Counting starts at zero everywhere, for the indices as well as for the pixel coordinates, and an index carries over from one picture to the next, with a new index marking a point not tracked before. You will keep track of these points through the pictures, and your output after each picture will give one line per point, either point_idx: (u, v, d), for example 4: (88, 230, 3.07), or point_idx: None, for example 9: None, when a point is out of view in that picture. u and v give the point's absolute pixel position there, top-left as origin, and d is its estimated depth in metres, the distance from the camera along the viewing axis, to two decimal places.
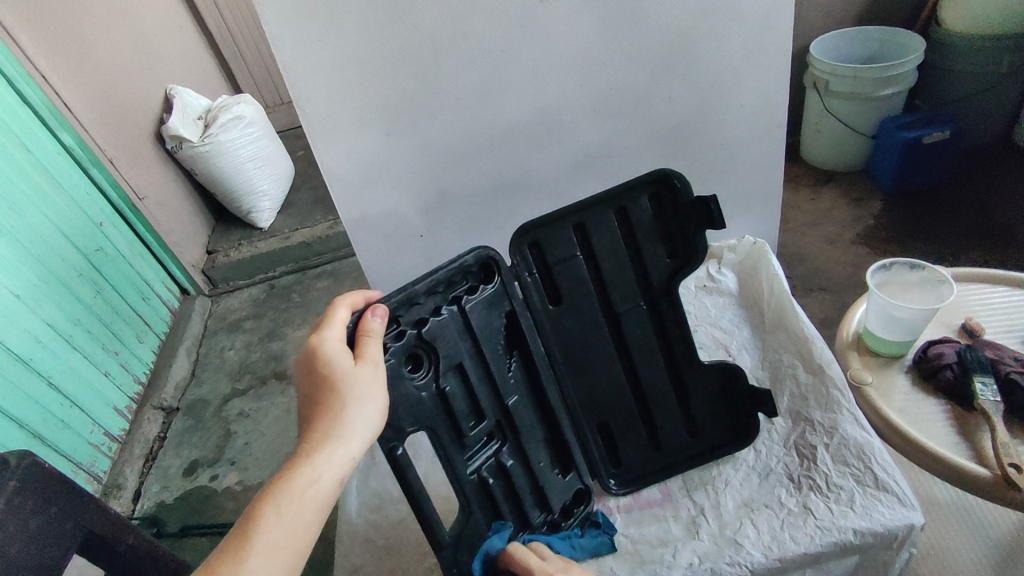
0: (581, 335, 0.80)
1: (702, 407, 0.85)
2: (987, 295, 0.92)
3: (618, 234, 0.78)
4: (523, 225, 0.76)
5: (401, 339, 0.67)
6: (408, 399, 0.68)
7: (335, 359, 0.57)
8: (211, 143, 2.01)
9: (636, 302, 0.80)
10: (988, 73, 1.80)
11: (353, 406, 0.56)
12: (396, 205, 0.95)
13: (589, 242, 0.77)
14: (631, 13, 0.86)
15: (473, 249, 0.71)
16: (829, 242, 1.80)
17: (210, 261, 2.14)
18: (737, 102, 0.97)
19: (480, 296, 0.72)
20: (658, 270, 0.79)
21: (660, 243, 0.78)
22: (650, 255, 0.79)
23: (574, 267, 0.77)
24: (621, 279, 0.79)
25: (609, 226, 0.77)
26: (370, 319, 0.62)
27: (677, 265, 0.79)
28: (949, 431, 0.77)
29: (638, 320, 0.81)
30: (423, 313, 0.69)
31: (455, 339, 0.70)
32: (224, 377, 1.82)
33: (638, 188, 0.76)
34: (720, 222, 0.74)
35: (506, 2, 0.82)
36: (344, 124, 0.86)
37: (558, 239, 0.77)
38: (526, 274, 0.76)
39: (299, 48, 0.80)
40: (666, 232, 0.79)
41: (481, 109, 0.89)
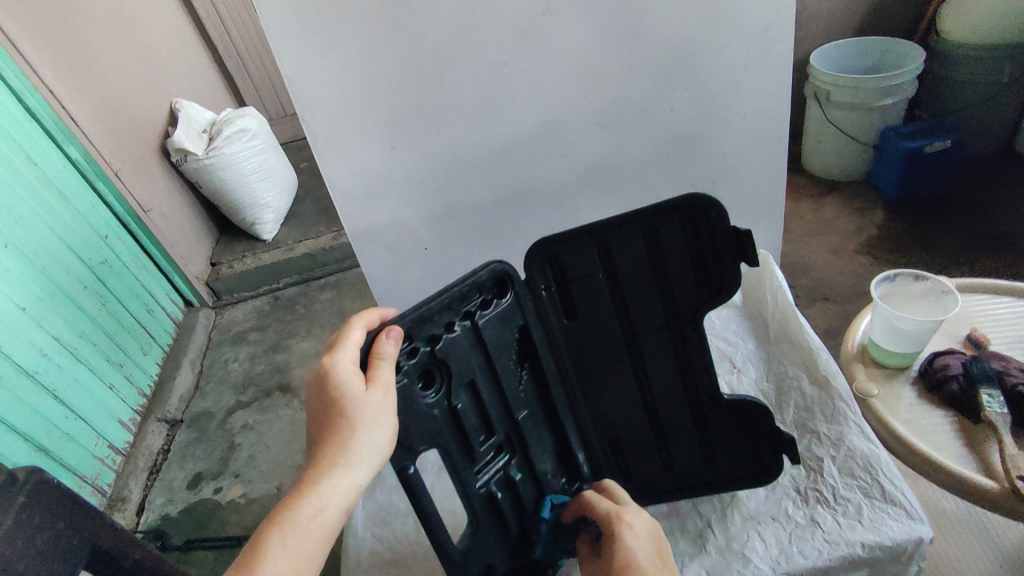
0: (594, 350, 0.80)
1: (723, 433, 0.81)
2: (992, 306, 0.92)
3: (643, 255, 0.74)
4: (543, 238, 0.75)
5: (414, 356, 0.66)
6: (419, 416, 0.67)
7: (346, 384, 0.56)
8: (215, 156, 2.03)
9: (657, 325, 0.78)
10: (989, 82, 1.81)
11: (361, 434, 0.55)
12: (401, 219, 0.96)
13: (611, 261, 0.75)
14: (632, 27, 0.87)
15: (488, 265, 0.70)
16: (832, 251, 1.80)
17: (214, 273, 2.14)
18: (738, 114, 0.98)
19: (493, 311, 0.72)
20: (685, 295, 0.76)
21: (690, 270, 0.74)
22: (678, 279, 0.75)
23: (593, 284, 0.76)
24: (642, 299, 0.77)
25: (634, 247, 0.74)
26: (384, 342, 0.61)
27: (707, 293, 0.74)
28: (956, 443, 0.77)
29: (659, 342, 0.79)
30: (437, 329, 0.68)
31: (468, 355, 0.70)
32: (228, 389, 1.82)
33: (670, 211, 0.71)
34: (755, 260, 0.68)
35: (510, 18, 0.83)
36: (350, 139, 0.87)
37: (578, 255, 0.75)
38: (542, 288, 0.76)
39: (304, 64, 0.81)
40: (699, 258, 0.74)
41: (485, 123, 0.90)
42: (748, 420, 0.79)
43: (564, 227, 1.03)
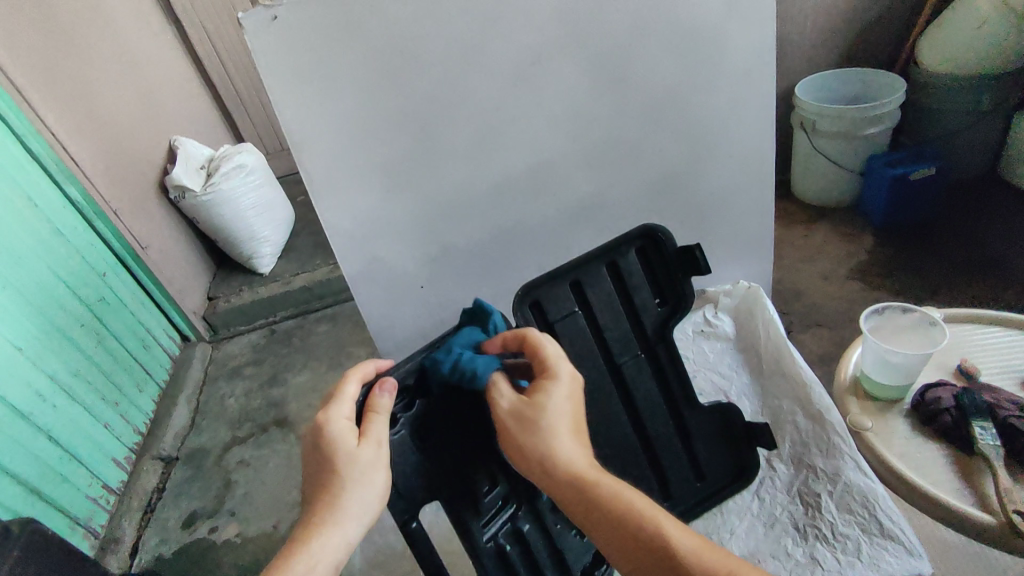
0: (586, 389, 0.81)
1: (710, 455, 0.86)
2: (979, 335, 0.94)
3: (611, 287, 0.81)
4: (523, 286, 0.77)
5: (411, 407, 0.71)
6: (421, 468, 0.71)
7: (339, 439, 0.57)
8: (212, 193, 2.05)
9: (635, 353, 0.83)
10: (970, 111, 1.85)
11: (352, 490, 0.56)
12: (397, 260, 0.97)
13: (586, 298, 0.80)
14: (620, 71, 0.90)
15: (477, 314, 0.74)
16: (824, 277, 1.83)
17: (211, 307, 2.15)
18: (725, 151, 1.01)
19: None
20: (651, 318, 0.83)
21: (651, 293, 0.82)
22: (645, 305, 0.82)
23: (574, 322, 0.80)
24: (619, 330, 0.82)
25: (603, 281, 0.81)
26: (378, 395, 0.62)
27: (668, 311, 0.83)
28: (951, 475, 0.78)
29: (638, 369, 0.83)
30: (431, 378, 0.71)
31: (465, 405, 0.74)
32: (224, 425, 1.81)
33: (628, 240, 0.81)
34: (705, 270, 0.78)
35: (500, 65, 0.86)
36: (345, 183, 0.89)
37: (555, 297, 0.79)
38: (530, 333, 0.78)
39: (301, 112, 0.82)
40: (656, 281, 0.83)
41: (477, 165, 0.93)
42: (730, 432, 0.86)
43: (558, 262, 1.05)
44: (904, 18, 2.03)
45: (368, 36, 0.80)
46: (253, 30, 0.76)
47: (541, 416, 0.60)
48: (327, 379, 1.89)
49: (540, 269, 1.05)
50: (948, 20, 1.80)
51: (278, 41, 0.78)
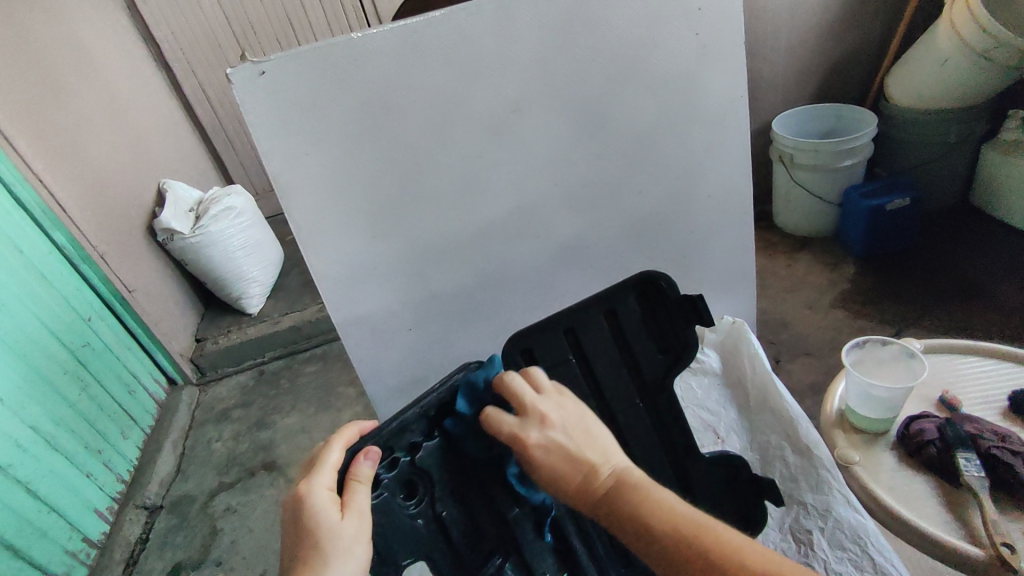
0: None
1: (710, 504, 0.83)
2: (958, 365, 0.96)
3: (609, 334, 0.83)
4: (513, 334, 0.81)
5: (395, 468, 0.70)
6: (404, 529, 0.71)
7: (321, 512, 0.57)
8: (201, 235, 2.06)
9: (632, 401, 0.83)
10: (940, 143, 1.92)
11: (334, 566, 0.55)
12: (384, 304, 0.98)
13: (580, 345, 0.82)
14: (598, 116, 0.93)
15: (461, 369, 0.74)
16: (809, 307, 1.85)
17: (199, 349, 2.13)
18: (703, 192, 1.04)
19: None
20: (651, 365, 0.83)
21: (651, 341, 0.83)
22: (643, 351, 0.83)
23: (568, 370, 0.82)
24: (615, 376, 0.83)
25: (598, 327, 0.83)
26: (361, 463, 0.63)
27: (671, 359, 0.83)
28: (940, 508, 0.78)
29: (636, 417, 0.84)
30: (416, 438, 0.72)
31: (449, 462, 0.74)
32: (210, 471, 1.78)
33: (625, 290, 0.83)
34: (709, 322, 0.79)
35: (482, 113, 0.89)
36: (331, 230, 0.90)
37: (548, 345, 0.82)
38: None
39: (287, 162, 0.84)
40: (655, 328, 0.84)
41: (462, 209, 0.94)
42: (728, 482, 0.84)
43: (544, 303, 1.06)
44: (870, 57, 2.12)
45: (354, 89, 0.83)
46: (242, 86, 0.79)
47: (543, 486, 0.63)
48: (316, 421, 1.87)
49: (527, 310, 1.06)
50: (917, 55, 1.86)
51: (266, 95, 0.80)
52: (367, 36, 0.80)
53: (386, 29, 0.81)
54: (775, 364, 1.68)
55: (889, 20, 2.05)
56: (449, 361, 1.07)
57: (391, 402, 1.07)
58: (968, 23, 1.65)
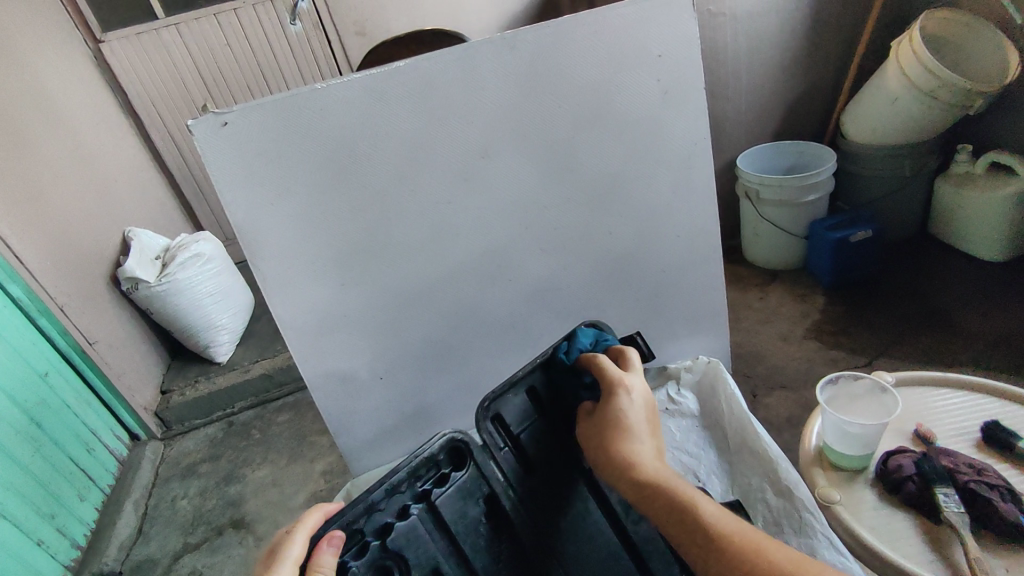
0: (559, 497, 0.79)
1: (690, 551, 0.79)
2: (931, 397, 0.96)
3: None
4: (484, 398, 0.79)
5: (363, 554, 0.67)
6: None
7: None
8: (168, 283, 2.00)
9: None
10: (896, 176, 2.00)
11: None
12: (354, 352, 0.96)
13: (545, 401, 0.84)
14: (565, 162, 0.94)
15: (438, 439, 0.74)
16: (783, 338, 1.87)
17: (164, 402, 2.04)
18: (672, 233, 1.04)
19: (450, 487, 0.73)
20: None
21: None
22: None
23: (538, 430, 0.82)
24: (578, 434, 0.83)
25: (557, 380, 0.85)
26: (324, 551, 0.61)
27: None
28: (922, 547, 0.77)
29: None
30: (385, 519, 0.69)
31: (425, 543, 0.70)
32: (175, 531, 1.68)
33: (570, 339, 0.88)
34: (648, 354, 0.85)
35: (450, 160, 0.89)
36: (299, 278, 0.89)
37: (514, 406, 0.81)
38: (498, 449, 0.78)
39: (251, 212, 0.84)
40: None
41: (432, 256, 0.94)
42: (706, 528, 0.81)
43: (519, 347, 1.05)
44: (825, 96, 2.22)
45: (319, 136, 0.83)
46: (204, 137, 0.79)
47: (600, 432, 0.69)
48: (288, 474, 1.80)
49: (501, 354, 1.05)
50: (867, 95, 1.95)
51: (228, 146, 0.80)
52: (331, 86, 0.81)
53: (350, 79, 0.81)
54: (752, 398, 1.67)
55: (840, 63, 2.16)
56: (422, 410, 1.05)
57: (361, 453, 1.04)
58: (914, 65, 1.74)
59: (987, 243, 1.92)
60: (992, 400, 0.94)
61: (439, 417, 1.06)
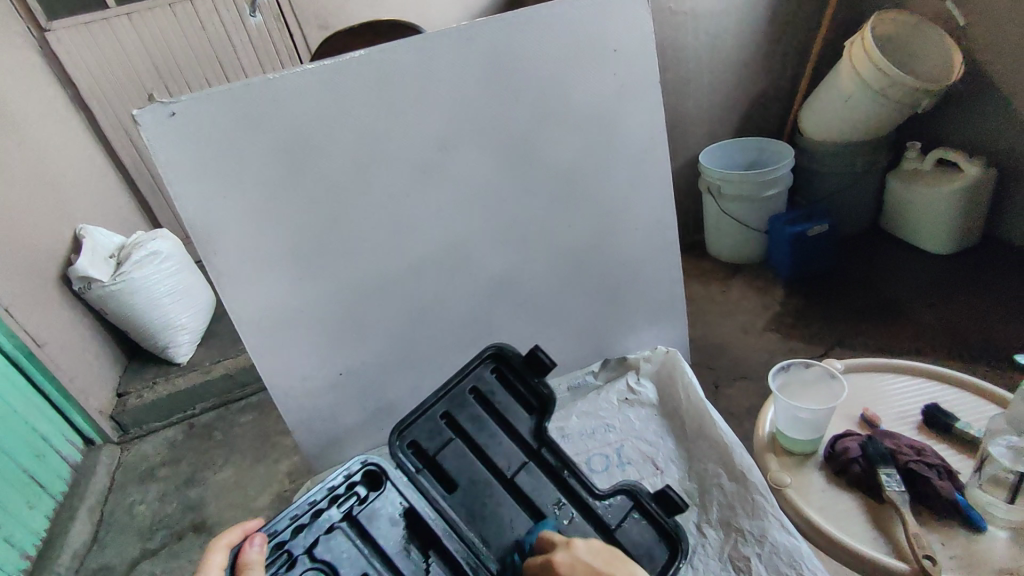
0: (478, 515, 0.78)
1: (635, 530, 0.76)
2: (879, 383, 1.00)
3: (479, 408, 0.84)
4: (396, 426, 0.81)
5: (294, 566, 0.71)
6: None
7: None
8: (123, 282, 1.94)
9: (522, 459, 0.82)
10: (851, 172, 2.06)
11: None
12: (312, 346, 0.96)
13: (458, 424, 0.83)
14: (524, 155, 0.95)
15: (354, 461, 0.80)
16: (743, 330, 1.92)
17: (120, 405, 1.98)
18: (630, 226, 1.06)
19: (370, 504, 0.77)
20: (527, 428, 0.83)
21: (519, 405, 0.85)
22: (518, 418, 0.84)
23: (453, 450, 0.81)
24: (501, 449, 0.82)
25: (468, 404, 0.84)
26: (249, 550, 0.67)
27: (538, 417, 0.84)
28: (868, 526, 0.80)
29: (534, 476, 0.81)
30: (312, 535, 0.74)
31: (351, 556, 0.73)
32: (132, 537, 1.64)
33: (479, 364, 0.86)
34: (550, 363, 0.84)
35: (408, 153, 0.89)
36: (255, 274, 0.88)
37: (428, 432, 0.82)
38: (412, 472, 0.78)
39: (202, 205, 0.82)
40: (520, 393, 0.86)
41: (389, 249, 0.93)
42: (643, 505, 0.77)
43: (480, 340, 1.05)
44: (783, 94, 2.28)
45: (272, 129, 0.82)
46: (150, 127, 0.77)
47: None
48: (251, 475, 1.77)
49: (462, 348, 1.05)
50: (823, 93, 2.00)
51: (178, 137, 0.79)
52: (284, 77, 0.81)
53: (302, 70, 0.81)
54: (714, 389, 1.71)
55: (796, 63, 2.22)
56: (384, 407, 1.05)
57: (319, 449, 1.03)
58: (866, 65, 1.80)
59: (934, 237, 2.01)
60: (933, 384, 0.98)
61: (401, 413, 1.06)
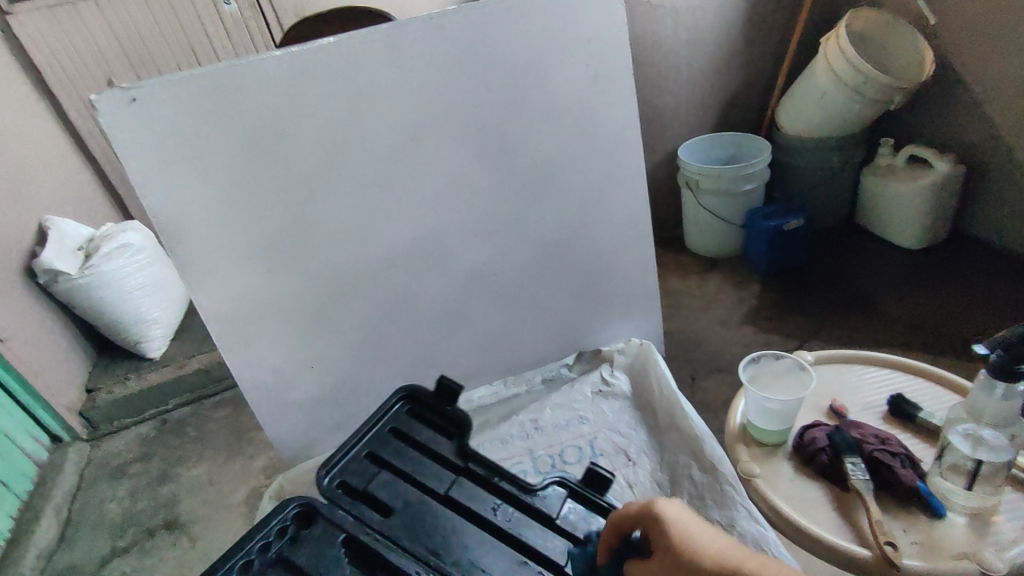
0: (421, 536, 0.70)
1: (576, 516, 0.74)
2: (848, 374, 1.02)
3: (401, 442, 0.79)
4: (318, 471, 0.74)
5: None
6: None
7: None
8: (92, 275, 1.89)
9: (453, 476, 0.77)
10: (826, 167, 2.09)
11: None
12: (282, 338, 0.94)
13: (384, 459, 0.77)
14: (499, 145, 0.94)
15: (283, 503, 0.70)
16: (721, 323, 1.94)
17: (89, 401, 1.93)
18: (604, 217, 1.05)
19: (305, 545, 0.68)
20: (451, 449, 0.79)
21: (439, 431, 0.81)
22: (441, 443, 0.80)
23: (384, 482, 0.75)
24: (431, 472, 0.76)
25: (388, 442, 0.79)
26: None
27: (460, 437, 0.80)
28: (833, 515, 0.82)
29: (471, 489, 0.76)
30: None
31: None
32: (102, 535, 1.60)
33: (391, 404, 0.83)
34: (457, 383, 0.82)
35: (379, 142, 0.88)
36: (223, 265, 0.87)
37: (353, 471, 0.75)
38: (343, 510, 0.71)
39: (167, 194, 0.80)
40: (437, 421, 0.82)
41: (362, 239, 0.92)
42: (576, 491, 0.76)
43: (454, 332, 1.04)
44: (762, 88, 2.29)
45: (239, 118, 0.80)
46: (109, 113, 0.75)
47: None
48: (225, 471, 1.75)
49: (436, 340, 1.04)
50: (799, 90, 2.03)
51: (140, 123, 0.77)
52: (251, 64, 0.79)
53: (270, 55, 0.79)
54: (691, 381, 1.73)
55: (774, 59, 2.24)
56: (357, 399, 1.03)
57: (290, 442, 1.02)
58: (841, 62, 1.82)
59: (906, 231, 2.04)
60: (899, 374, 1.00)
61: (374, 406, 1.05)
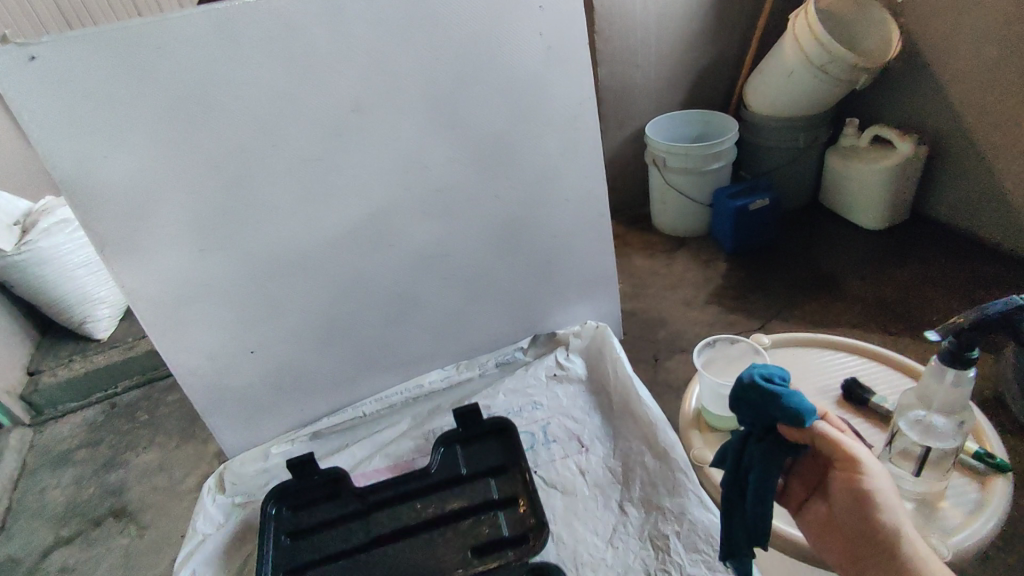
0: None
1: (469, 456, 0.90)
2: (804, 358, 1.01)
3: (307, 536, 0.84)
4: None
5: None
6: None
7: None
8: (30, 252, 1.77)
9: (365, 514, 0.85)
10: (791, 146, 2.08)
11: None
12: (218, 322, 0.88)
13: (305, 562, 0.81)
14: (450, 118, 0.89)
15: None
16: (686, 303, 1.93)
17: (32, 384, 1.83)
18: (561, 197, 1.02)
19: None
20: (346, 506, 0.86)
21: (326, 499, 0.88)
22: (337, 500, 0.87)
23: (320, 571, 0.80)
24: (346, 537, 0.83)
25: (293, 548, 0.83)
26: None
27: (344, 492, 0.88)
28: None
29: (390, 514, 0.85)
30: None
31: None
32: (43, 525, 1.53)
33: (268, 519, 0.85)
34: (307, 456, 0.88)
35: (318, 113, 0.81)
36: (151, 245, 0.81)
37: None
38: None
39: (80, 166, 0.74)
40: (314, 492, 0.88)
41: (304, 217, 0.86)
42: (461, 440, 0.92)
43: (406, 316, 1.00)
44: (732, 65, 2.26)
45: (158, 83, 0.73)
46: (4, 71, 0.67)
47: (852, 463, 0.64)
48: (177, 457, 1.68)
49: (387, 324, 0.99)
50: (767, 69, 1.99)
51: (42, 85, 0.69)
52: (167, 23, 0.71)
53: (190, 14, 0.71)
54: (654, 362, 1.72)
55: (745, 35, 2.20)
56: (304, 385, 0.99)
57: (232, 429, 0.97)
58: (809, 40, 1.79)
59: (867, 213, 2.06)
60: (854, 357, 1.00)
61: (321, 392, 1.00)
